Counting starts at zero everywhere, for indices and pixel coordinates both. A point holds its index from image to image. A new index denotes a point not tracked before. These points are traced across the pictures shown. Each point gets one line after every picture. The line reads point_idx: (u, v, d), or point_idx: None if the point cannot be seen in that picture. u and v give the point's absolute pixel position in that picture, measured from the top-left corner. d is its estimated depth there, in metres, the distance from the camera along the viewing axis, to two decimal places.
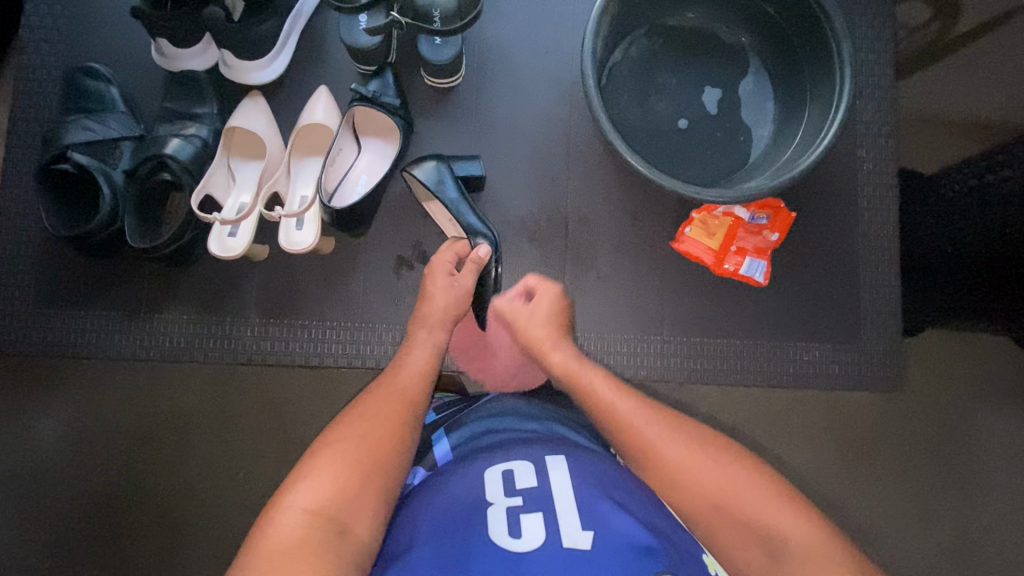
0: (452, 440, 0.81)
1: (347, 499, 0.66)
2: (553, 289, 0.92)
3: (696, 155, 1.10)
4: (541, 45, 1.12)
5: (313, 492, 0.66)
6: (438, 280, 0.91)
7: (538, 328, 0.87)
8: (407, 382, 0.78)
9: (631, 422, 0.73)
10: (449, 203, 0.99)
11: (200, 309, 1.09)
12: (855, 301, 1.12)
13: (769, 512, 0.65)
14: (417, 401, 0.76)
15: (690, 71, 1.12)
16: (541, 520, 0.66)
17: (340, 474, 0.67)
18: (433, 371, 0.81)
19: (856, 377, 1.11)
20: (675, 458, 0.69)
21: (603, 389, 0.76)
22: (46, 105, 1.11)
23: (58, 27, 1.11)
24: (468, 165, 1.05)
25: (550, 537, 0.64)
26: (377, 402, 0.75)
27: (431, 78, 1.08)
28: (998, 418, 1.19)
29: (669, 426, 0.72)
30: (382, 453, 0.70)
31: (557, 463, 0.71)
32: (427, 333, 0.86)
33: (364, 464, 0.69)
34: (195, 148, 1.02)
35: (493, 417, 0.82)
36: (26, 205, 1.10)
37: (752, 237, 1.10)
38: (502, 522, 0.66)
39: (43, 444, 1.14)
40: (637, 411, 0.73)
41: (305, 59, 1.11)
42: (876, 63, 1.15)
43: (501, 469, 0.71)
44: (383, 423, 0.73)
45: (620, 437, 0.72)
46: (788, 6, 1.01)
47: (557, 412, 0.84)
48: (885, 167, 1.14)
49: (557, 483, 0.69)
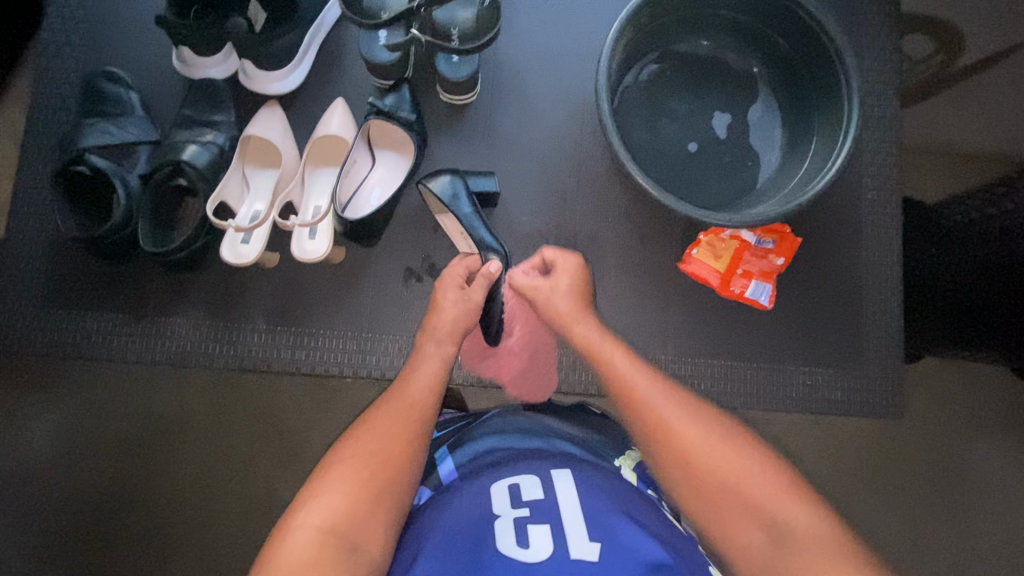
0: (457, 459, 0.81)
1: (358, 517, 0.67)
2: (572, 261, 0.93)
3: (707, 178, 1.12)
4: (556, 66, 1.14)
5: (323, 509, 0.66)
6: (450, 293, 0.92)
7: (559, 303, 0.89)
8: (417, 395, 0.79)
9: (651, 400, 0.75)
10: (463, 217, 1.00)
11: (207, 314, 1.09)
12: (859, 327, 1.13)
13: (780, 504, 0.67)
14: (426, 414, 0.77)
15: (701, 96, 1.14)
16: (548, 532, 0.66)
17: (351, 490, 0.68)
18: (442, 383, 0.82)
19: (857, 402, 1.11)
20: (691, 441, 0.71)
21: (623, 363, 0.79)
22: (64, 106, 1.12)
23: (80, 31, 1.13)
24: (482, 181, 1.06)
25: (558, 549, 0.64)
26: (386, 417, 0.75)
27: (446, 94, 1.10)
28: (994, 447, 1.20)
29: (692, 411, 0.74)
30: (392, 468, 0.70)
31: (562, 476, 0.72)
32: (436, 346, 0.87)
33: (375, 481, 0.69)
34: (212, 155, 1.03)
35: (496, 434, 0.82)
36: (38, 203, 1.11)
37: (757, 261, 1.12)
38: (511, 533, 0.67)
39: (39, 443, 1.13)
40: (656, 391, 0.76)
41: (323, 71, 1.12)
42: (882, 94, 1.17)
43: (506, 483, 0.72)
44: (392, 437, 0.73)
45: (639, 415, 0.74)
46: (799, 38, 1.04)
47: (557, 428, 0.85)
48: (890, 197, 1.16)
49: (564, 495, 0.70)
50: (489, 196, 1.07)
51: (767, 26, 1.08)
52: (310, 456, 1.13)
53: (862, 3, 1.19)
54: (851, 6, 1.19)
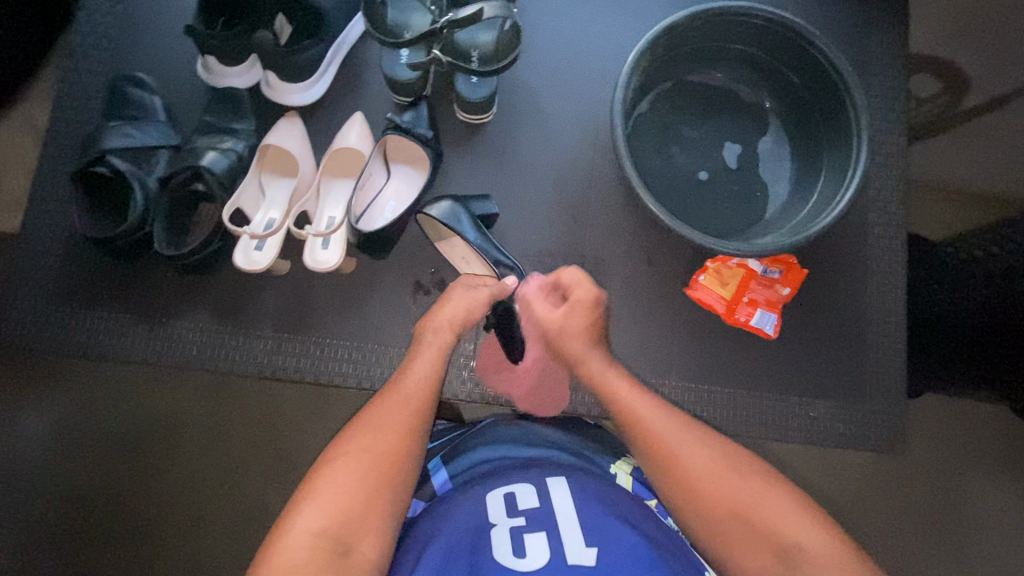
0: (451, 471, 0.82)
1: (352, 519, 0.66)
2: (590, 294, 0.88)
3: (715, 207, 1.13)
4: (572, 91, 1.16)
5: (317, 513, 0.66)
6: (458, 289, 0.91)
7: (569, 340, 0.88)
8: (414, 388, 0.78)
9: (680, 451, 0.74)
10: (468, 242, 1.01)
11: (215, 318, 1.09)
12: (862, 361, 1.13)
13: (793, 528, 0.67)
14: (423, 410, 0.76)
15: (712, 126, 1.16)
16: (544, 539, 0.68)
17: (346, 491, 0.68)
18: (440, 377, 0.81)
19: (857, 436, 1.11)
20: (701, 470, 0.72)
21: (645, 408, 0.78)
22: (87, 108, 1.14)
23: (108, 36, 1.16)
24: (484, 205, 1.08)
25: (554, 553, 0.67)
26: (382, 412, 0.75)
27: (463, 114, 1.12)
28: (992, 487, 1.20)
29: (729, 462, 0.73)
30: (387, 467, 0.70)
31: (557, 485, 0.75)
32: (435, 333, 0.86)
33: (369, 480, 0.69)
34: (230, 161, 1.05)
35: (490, 445, 0.84)
36: (54, 201, 1.12)
37: (764, 290, 1.12)
38: (506, 542, 0.69)
39: (33, 440, 1.13)
40: (688, 439, 0.75)
41: (344, 85, 1.15)
42: (890, 130, 1.19)
43: (502, 491, 0.74)
44: (387, 435, 0.72)
45: (669, 467, 0.73)
46: (811, 75, 1.07)
47: (549, 434, 0.87)
48: (895, 232, 1.16)
49: (559, 501, 0.72)
50: (488, 218, 1.08)
51: (781, 61, 1.10)
52: (307, 464, 1.13)
53: (872, 42, 1.22)
54: (862, 45, 1.22)
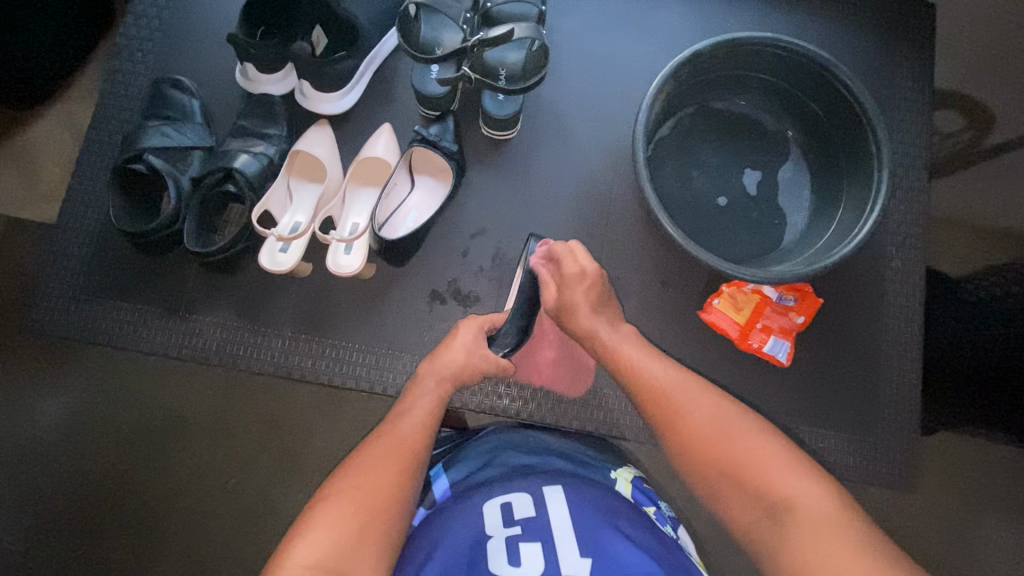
0: (451, 477, 0.84)
1: (346, 551, 0.69)
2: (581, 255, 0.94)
3: (733, 232, 1.14)
4: (597, 112, 1.19)
5: (311, 546, 0.69)
6: (465, 334, 0.95)
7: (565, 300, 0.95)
8: (411, 430, 0.82)
9: (686, 408, 0.79)
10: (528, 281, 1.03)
11: (236, 315, 1.12)
12: (875, 393, 1.13)
13: (776, 477, 0.71)
14: (417, 452, 0.79)
15: (732, 153, 1.18)
16: (539, 549, 0.70)
17: (341, 525, 0.71)
18: (435, 420, 0.85)
19: (865, 469, 1.10)
20: (696, 417, 0.78)
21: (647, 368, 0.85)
22: (129, 106, 1.19)
23: (153, 39, 1.21)
24: None
25: (549, 564, 0.68)
26: (379, 450, 0.79)
27: (487, 129, 1.15)
28: (1001, 530, 1.18)
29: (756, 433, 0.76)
30: (379, 505, 0.73)
31: (554, 493, 0.76)
32: (435, 381, 0.90)
33: (362, 513, 0.72)
34: (261, 165, 1.08)
35: (489, 451, 0.86)
36: (90, 194, 1.17)
37: (778, 317, 1.12)
38: (503, 553, 0.70)
39: (47, 424, 1.17)
40: (708, 406, 0.79)
41: (375, 97, 1.18)
42: (912, 163, 1.19)
43: (500, 501, 0.76)
44: (382, 472, 0.76)
45: (673, 427, 0.78)
46: (834, 108, 1.08)
47: (547, 438, 0.89)
48: (913, 266, 1.16)
49: (556, 512, 0.73)
50: None
51: (804, 91, 1.12)
52: (313, 462, 1.15)
53: (898, 75, 1.22)
54: (887, 77, 1.22)
